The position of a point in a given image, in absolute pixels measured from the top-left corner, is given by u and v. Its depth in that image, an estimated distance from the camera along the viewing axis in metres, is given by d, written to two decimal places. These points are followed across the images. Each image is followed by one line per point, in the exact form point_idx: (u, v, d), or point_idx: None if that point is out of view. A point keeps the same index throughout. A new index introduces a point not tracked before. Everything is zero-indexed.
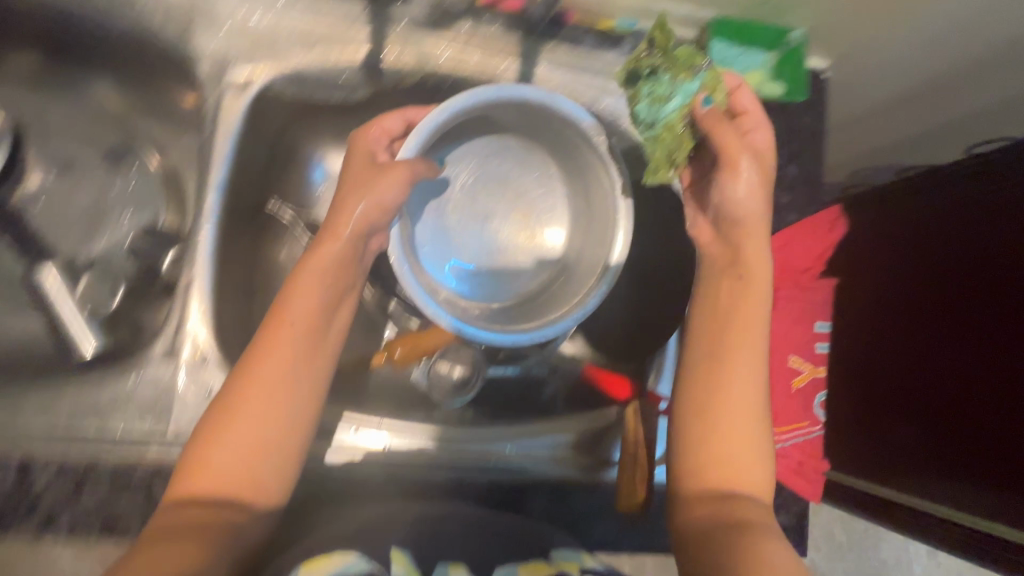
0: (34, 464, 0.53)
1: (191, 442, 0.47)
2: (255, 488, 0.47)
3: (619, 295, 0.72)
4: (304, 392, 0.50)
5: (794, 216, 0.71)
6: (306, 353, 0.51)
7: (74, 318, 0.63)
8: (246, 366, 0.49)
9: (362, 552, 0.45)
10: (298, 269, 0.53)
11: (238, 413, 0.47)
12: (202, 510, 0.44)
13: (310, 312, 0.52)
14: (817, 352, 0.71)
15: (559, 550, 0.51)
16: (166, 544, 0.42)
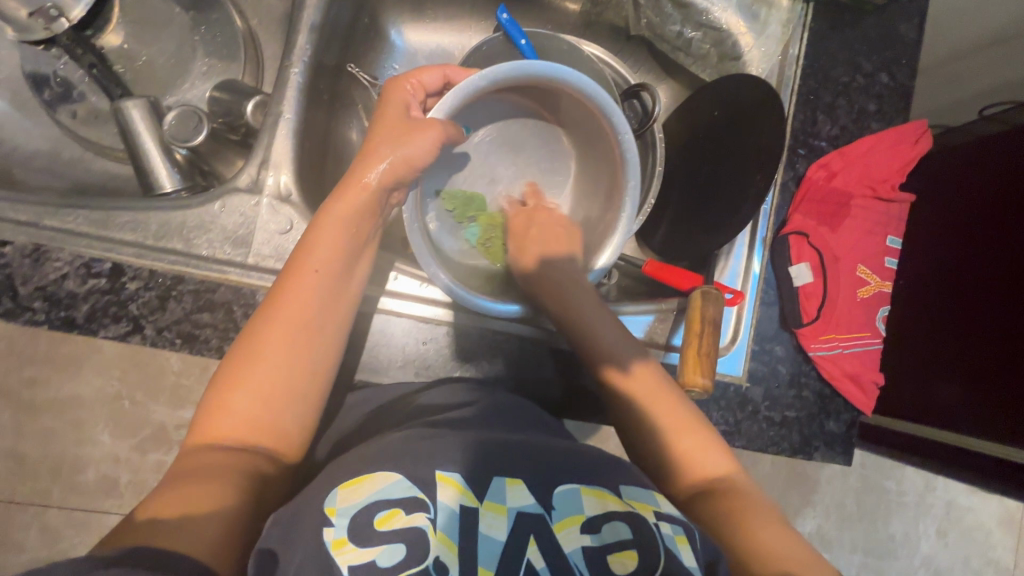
0: (125, 272, 0.54)
1: (210, 391, 0.45)
2: (280, 434, 0.45)
3: (692, 193, 0.71)
4: (325, 336, 0.48)
5: (877, 124, 0.72)
6: (330, 295, 0.49)
7: (152, 153, 0.64)
8: (268, 310, 0.47)
9: (405, 473, 0.42)
10: (321, 216, 0.51)
11: (265, 347, 0.46)
12: (225, 450, 0.43)
13: (332, 259, 0.49)
14: (886, 266, 0.73)
15: (632, 485, 0.46)
16: (195, 486, 0.40)
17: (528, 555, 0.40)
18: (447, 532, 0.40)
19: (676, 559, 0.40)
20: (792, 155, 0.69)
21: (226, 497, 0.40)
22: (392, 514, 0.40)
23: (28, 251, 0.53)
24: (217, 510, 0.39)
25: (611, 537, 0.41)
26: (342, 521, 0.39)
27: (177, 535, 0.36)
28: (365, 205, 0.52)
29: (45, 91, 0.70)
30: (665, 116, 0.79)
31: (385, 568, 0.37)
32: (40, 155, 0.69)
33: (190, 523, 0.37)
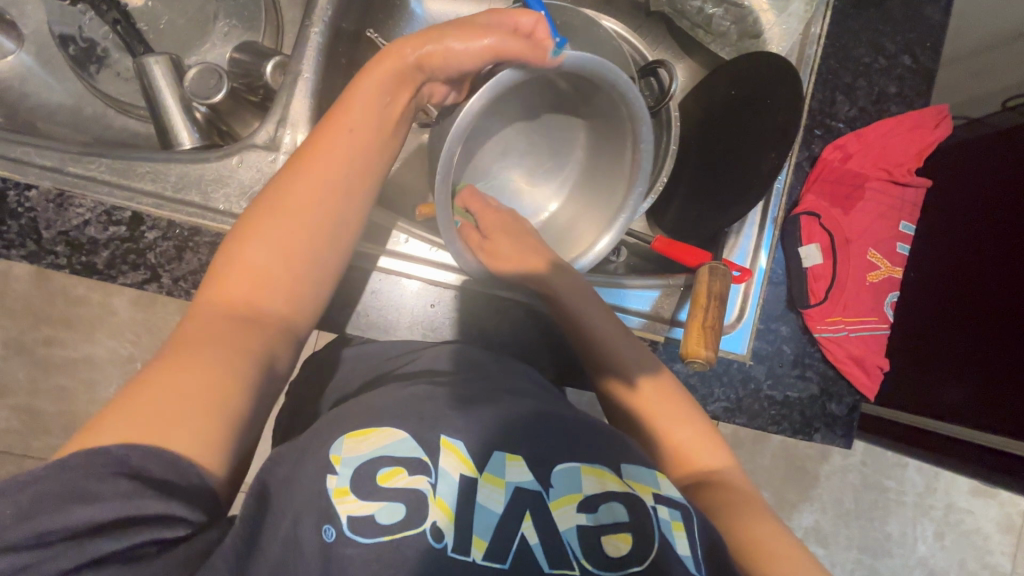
0: (144, 221, 0.56)
1: (220, 256, 0.45)
2: (288, 300, 0.44)
3: (705, 171, 0.71)
4: (338, 226, 0.48)
5: (897, 108, 0.71)
6: (357, 166, 0.49)
7: (172, 108, 0.65)
8: (295, 169, 0.47)
9: (410, 432, 0.42)
10: (356, 86, 0.50)
11: (287, 204, 0.45)
12: (228, 313, 0.41)
13: (365, 130, 0.49)
14: (897, 252, 0.72)
15: (633, 465, 0.46)
16: (197, 338, 0.39)
17: (523, 530, 0.40)
18: (445, 498, 0.40)
19: (671, 547, 0.41)
20: (807, 136, 0.70)
21: (231, 373, 0.38)
22: (395, 472, 0.40)
23: (52, 197, 0.54)
24: (222, 394, 0.37)
25: (607, 518, 0.42)
26: (345, 472, 0.39)
27: (183, 425, 0.35)
28: (390, 100, 0.51)
29: (71, 47, 0.70)
30: (682, 94, 0.79)
31: (383, 525, 0.38)
32: (63, 110, 0.70)
33: (193, 404, 0.35)
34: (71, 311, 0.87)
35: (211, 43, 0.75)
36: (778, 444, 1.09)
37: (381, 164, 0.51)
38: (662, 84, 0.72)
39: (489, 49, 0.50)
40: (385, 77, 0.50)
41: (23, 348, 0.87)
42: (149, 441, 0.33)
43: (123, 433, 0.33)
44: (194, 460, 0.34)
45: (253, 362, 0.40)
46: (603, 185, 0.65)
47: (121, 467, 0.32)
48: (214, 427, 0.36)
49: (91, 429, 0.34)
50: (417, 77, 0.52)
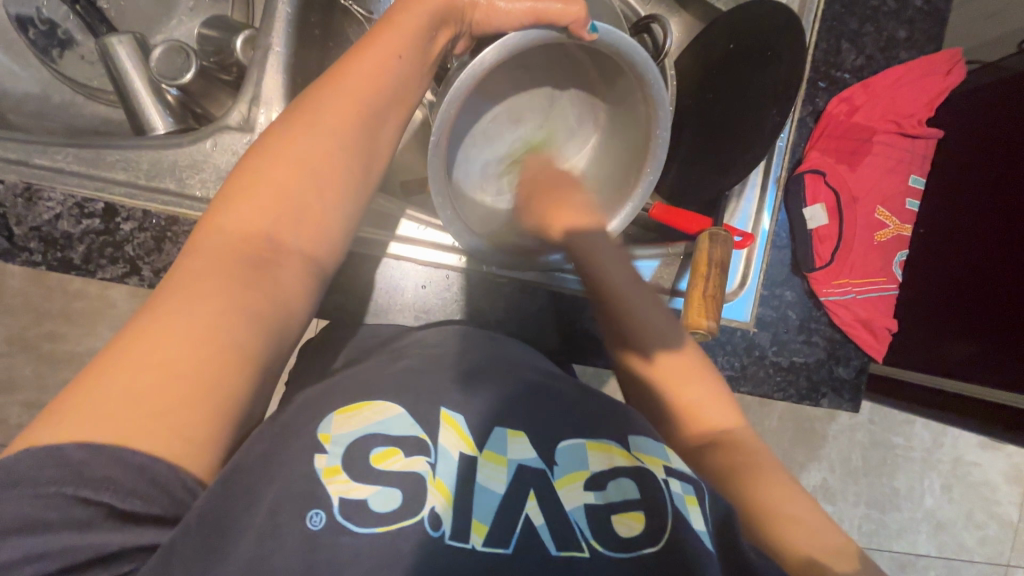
0: (119, 212, 0.53)
1: (225, 190, 0.40)
2: (304, 251, 0.40)
3: (705, 131, 0.67)
4: (353, 172, 0.43)
5: (906, 54, 0.67)
6: (378, 106, 0.44)
7: (140, 91, 0.61)
8: (308, 106, 0.42)
9: (408, 408, 0.41)
10: (386, 26, 0.46)
11: (302, 142, 0.41)
12: (232, 255, 0.37)
13: (386, 69, 0.45)
14: (907, 208, 0.70)
15: (640, 436, 0.45)
16: (195, 289, 0.35)
17: (528, 511, 0.39)
18: (444, 479, 0.39)
19: (684, 521, 0.40)
20: (810, 89, 0.66)
21: (230, 340, 0.34)
22: (390, 454, 0.38)
23: (20, 191, 0.52)
24: (215, 366, 0.33)
25: (617, 496, 0.41)
26: (336, 450, 0.37)
27: (158, 415, 0.31)
28: (423, 43, 0.47)
29: (30, 31, 0.67)
30: (678, 51, 0.74)
31: (378, 514, 0.36)
32: (31, 99, 0.66)
33: (176, 383, 0.32)
34: (70, 307, 0.86)
35: (178, 18, 0.71)
36: (786, 407, 1.09)
37: (399, 109, 0.47)
38: (656, 41, 0.67)
39: (530, 11, 0.49)
40: (422, 17, 0.47)
41: (25, 346, 0.86)
42: (112, 440, 0.30)
43: (90, 419, 0.30)
44: (162, 460, 0.31)
45: (257, 326, 0.36)
46: (620, 170, 0.62)
47: (76, 489, 0.29)
48: (199, 410, 0.32)
49: (62, 410, 0.31)
50: (459, 23, 0.50)
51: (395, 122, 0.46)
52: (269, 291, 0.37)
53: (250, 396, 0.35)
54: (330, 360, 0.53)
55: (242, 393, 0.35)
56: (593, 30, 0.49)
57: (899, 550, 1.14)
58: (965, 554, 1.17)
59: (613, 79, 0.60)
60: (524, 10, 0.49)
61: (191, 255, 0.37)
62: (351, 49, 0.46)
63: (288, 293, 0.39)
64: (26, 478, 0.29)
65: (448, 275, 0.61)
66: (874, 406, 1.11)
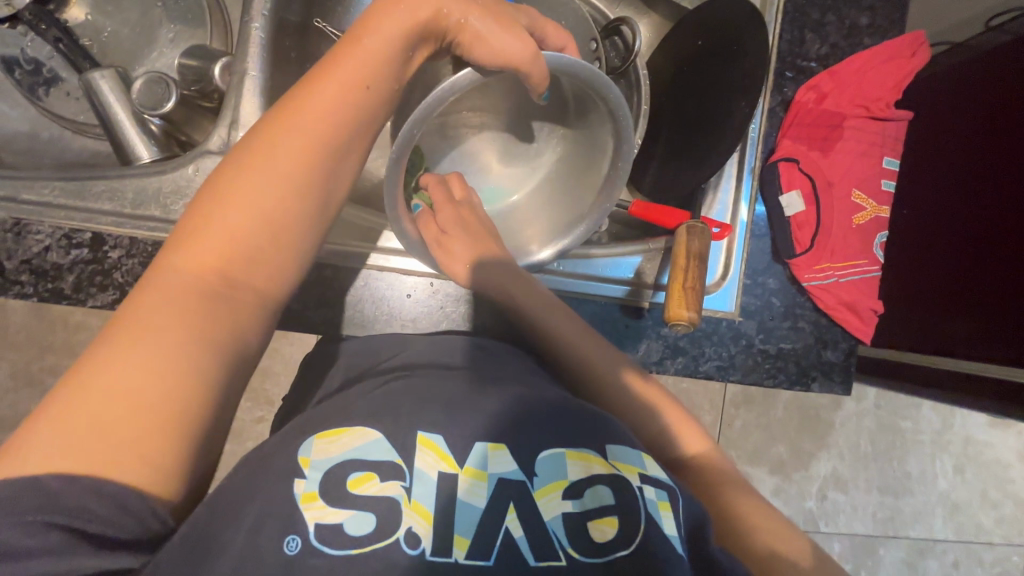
0: (106, 241, 0.55)
1: (179, 222, 0.40)
2: (261, 282, 0.40)
3: (679, 129, 0.68)
4: (311, 207, 0.42)
5: (870, 40, 0.68)
6: (335, 136, 0.43)
7: (123, 121, 0.63)
8: (264, 136, 0.41)
9: (385, 433, 0.41)
10: (349, 45, 0.44)
11: (255, 174, 0.40)
12: (185, 292, 0.37)
13: (345, 92, 0.43)
14: (883, 190, 0.70)
15: (617, 445, 0.45)
16: (149, 328, 0.35)
17: (506, 525, 0.40)
18: (421, 501, 0.40)
19: (656, 528, 0.41)
20: (778, 79, 0.67)
21: (182, 385, 0.35)
22: (367, 477, 0.39)
23: (10, 226, 0.54)
24: (169, 409, 0.34)
25: (593, 503, 0.41)
26: (314, 475, 0.38)
27: (114, 459, 0.32)
28: (391, 67, 0.45)
29: (16, 71, 0.68)
30: (648, 51, 0.76)
31: (352, 536, 0.37)
32: (20, 136, 0.68)
33: (130, 426, 0.33)
34: (72, 339, 0.87)
35: (159, 50, 0.73)
36: (789, 397, 1.08)
37: (363, 142, 0.45)
38: (627, 42, 0.68)
39: (498, 34, 0.46)
40: (395, 39, 0.44)
41: (30, 381, 0.87)
42: (75, 479, 0.31)
43: (47, 460, 0.31)
44: (134, 490, 0.32)
45: (211, 369, 0.36)
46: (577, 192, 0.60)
47: (55, 516, 0.30)
48: (154, 451, 0.33)
49: (19, 452, 0.31)
50: (437, 39, 0.46)
51: (359, 153, 0.45)
52: (224, 326, 0.38)
53: (208, 434, 0.36)
54: (323, 375, 0.54)
55: (197, 435, 0.35)
56: (555, 70, 0.49)
57: (915, 535, 1.13)
58: (983, 535, 1.16)
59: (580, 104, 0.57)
60: (506, 47, 0.44)
61: (145, 289, 0.37)
62: (310, 73, 0.44)
63: (243, 327, 0.39)
64: (3, 507, 0.30)
65: (432, 282, 0.62)
66: (878, 391, 1.11)
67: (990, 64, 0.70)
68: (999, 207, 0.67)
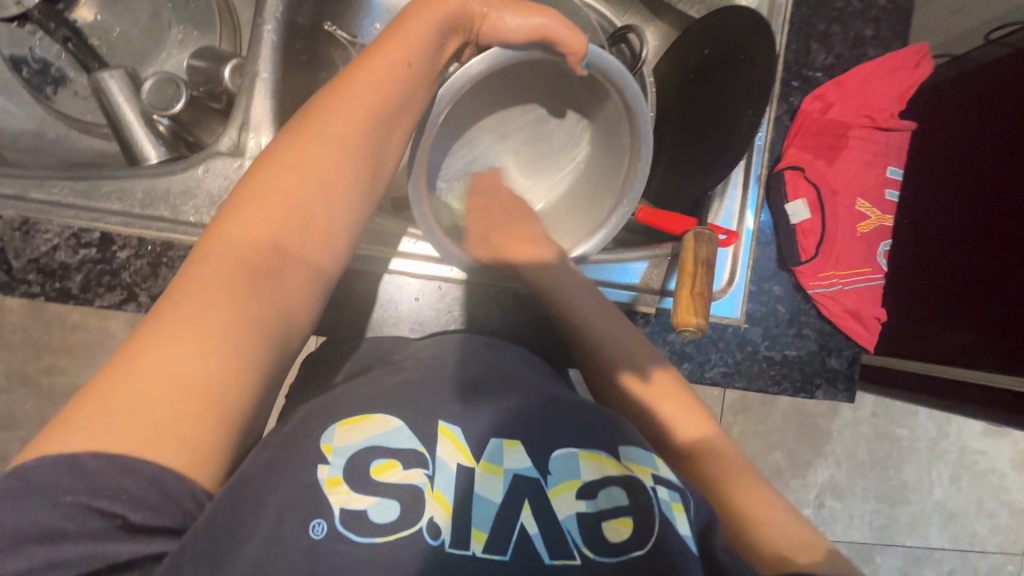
0: (114, 241, 0.56)
1: (234, 197, 0.41)
2: (312, 257, 0.41)
3: (686, 137, 0.69)
4: (362, 183, 0.44)
5: (875, 52, 0.69)
6: (382, 118, 0.45)
7: (131, 121, 0.63)
8: (316, 114, 0.43)
9: (407, 421, 0.41)
10: (396, 31, 0.47)
11: (309, 151, 0.41)
12: (241, 265, 0.38)
13: (391, 77, 0.45)
14: (887, 199, 0.71)
15: (632, 446, 0.44)
16: (205, 298, 0.36)
17: (522, 520, 0.40)
18: (443, 490, 0.40)
19: (670, 527, 0.40)
20: (784, 88, 0.68)
21: (238, 355, 0.35)
22: (389, 466, 0.39)
23: (17, 226, 0.54)
24: (223, 380, 0.34)
25: (606, 504, 0.41)
26: (337, 461, 0.38)
27: (164, 431, 0.32)
28: (432, 53, 0.48)
29: (23, 70, 0.68)
30: (655, 59, 0.76)
31: (377, 524, 0.37)
32: (26, 135, 0.68)
33: (180, 397, 0.33)
34: (70, 338, 0.87)
35: (168, 51, 0.73)
36: (788, 404, 1.09)
37: (407, 119, 0.47)
38: (633, 49, 0.69)
39: (538, 28, 0.49)
40: (433, 27, 0.47)
41: (27, 381, 0.86)
42: (124, 451, 0.31)
43: (97, 432, 0.31)
44: (173, 472, 0.32)
45: (266, 343, 0.37)
46: (599, 191, 0.62)
47: (92, 500, 0.30)
48: (204, 423, 0.33)
49: (69, 421, 0.31)
50: (468, 32, 0.51)
51: (401, 131, 0.47)
52: (275, 299, 0.38)
53: (256, 411, 0.36)
54: (329, 376, 0.54)
55: (246, 409, 0.35)
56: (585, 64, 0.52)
57: (912, 543, 1.13)
58: (978, 544, 1.16)
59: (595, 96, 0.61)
60: (534, 29, 0.49)
61: (196, 264, 0.38)
62: (361, 54, 0.46)
63: (293, 301, 0.39)
64: (42, 487, 0.30)
65: (441, 286, 0.62)
66: (876, 399, 1.11)
67: (994, 72, 0.71)
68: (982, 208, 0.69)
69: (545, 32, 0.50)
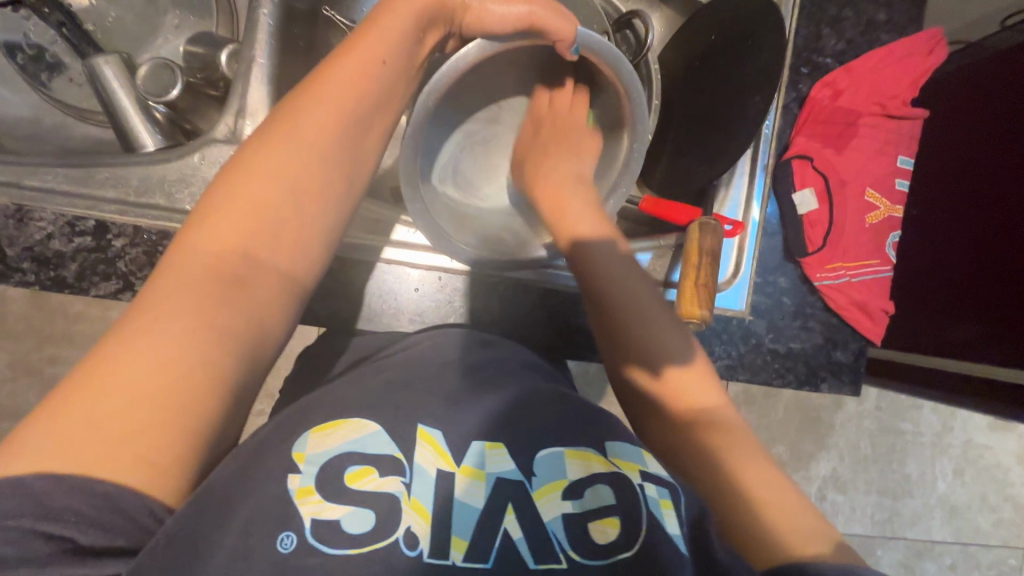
0: (110, 229, 0.55)
1: (201, 206, 0.39)
2: (284, 261, 0.40)
3: (691, 126, 0.67)
4: (335, 185, 0.42)
5: (886, 37, 0.67)
6: (356, 120, 0.43)
7: (126, 107, 0.62)
8: (285, 116, 0.42)
9: (384, 426, 0.41)
10: (368, 28, 0.46)
11: (277, 155, 0.40)
12: (208, 273, 0.37)
13: (362, 76, 0.44)
14: (897, 189, 0.70)
15: (618, 442, 0.44)
16: (168, 309, 0.35)
17: (506, 525, 0.39)
18: (421, 497, 0.39)
19: (660, 528, 0.39)
20: (793, 75, 0.66)
21: (202, 365, 0.34)
22: (363, 473, 0.39)
23: (11, 213, 0.53)
24: (185, 389, 0.33)
25: (593, 503, 0.40)
26: (309, 470, 0.38)
27: (123, 442, 0.31)
28: (409, 50, 0.47)
29: (19, 56, 0.67)
30: (661, 45, 0.74)
31: (349, 535, 0.36)
32: (22, 122, 0.67)
33: (136, 410, 0.32)
34: (71, 328, 0.86)
35: (164, 36, 0.72)
36: (791, 398, 1.08)
37: (384, 118, 0.46)
38: (639, 35, 0.67)
39: (525, 14, 0.49)
40: (410, 21, 0.46)
41: (28, 371, 0.86)
42: (80, 468, 0.30)
43: (51, 448, 0.30)
44: (127, 488, 0.31)
45: (233, 350, 0.36)
46: (598, 179, 0.62)
47: (69, 500, 0.29)
48: (164, 437, 0.32)
49: (25, 438, 0.30)
50: (449, 24, 0.50)
51: (378, 131, 0.46)
52: (243, 306, 0.37)
53: (222, 422, 0.35)
54: (323, 370, 0.53)
55: (213, 420, 0.34)
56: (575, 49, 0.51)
57: (913, 537, 1.13)
58: (981, 538, 1.16)
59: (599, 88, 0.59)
60: (519, 17, 0.49)
61: (165, 272, 0.37)
62: (333, 53, 0.45)
63: (262, 308, 0.38)
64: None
65: (441, 276, 0.61)
66: (880, 393, 1.10)
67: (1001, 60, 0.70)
68: (999, 200, 0.67)
69: (534, 20, 0.49)
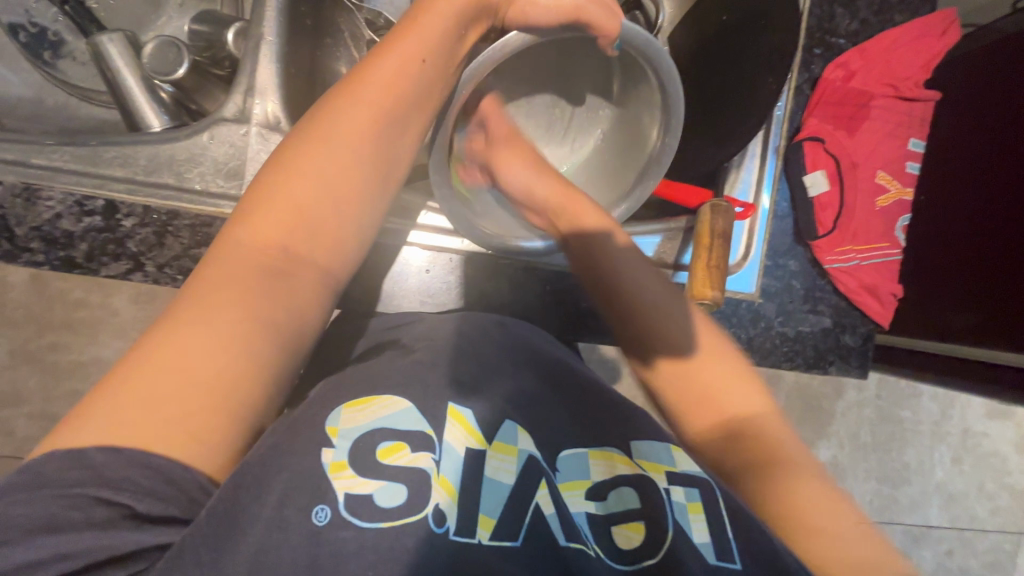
0: (118, 208, 0.54)
1: (244, 200, 0.39)
2: (324, 258, 0.39)
3: (703, 107, 0.67)
4: (372, 184, 0.41)
5: (900, 17, 0.67)
6: (395, 117, 0.42)
7: (131, 87, 0.61)
8: (325, 113, 0.41)
9: (416, 404, 0.40)
10: (411, 24, 0.44)
11: (316, 152, 0.39)
12: (251, 268, 0.36)
13: (403, 73, 0.43)
14: (907, 172, 0.69)
15: (643, 441, 0.45)
16: (212, 303, 0.35)
17: (538, 500, 0.39)
18: (449, 476, 0.38)
19: (687, 538, 0.39)
20: (806, 56, 0.66)
21: (247, 359, 0.34)
22: (395, 449, 0.38)
23: (19, 191, 0.53)
24: (230, 382, 0.33)
25: (617, 506, 0.41)
26: (342, 444, 0.37)
27: (169, 426, 0.31)
28: (450, 48, 0.45)
29: (20, 34, 0.66)
30: (671, 27, 0.74)
31: (382, 509, 0.35)
32: (25, 103, 0.66)
33: (187, 392, 0.32)
34: (74, 315, 0.86)
35: (167, 15, 0.71)
36: (794, 385, 1.08)
37: (424, 115, 0.45)
38: (651, 16, 0.66)
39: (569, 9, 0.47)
40: (451, 18, 0.45)
41: (32, 358, 0.85)
42: (132, 444, 0.30)
43: (118, 418, 0.31)
44: (182, 463, 0.31)
45: (277, 345, 0.36)
46: (623, 168, 0.60)
47: (97, 481, 0.29)
48: (213, 419, 0.32)
49: (77, 418, 0.31)
50: (491, 18, 0.48)
51: (416, 130, 0.44)
52: (284, 301, 0.37)
53: (265, 410, 0.35)
54: (336, 352, 0.52)
55: (255, 413, 0.34)
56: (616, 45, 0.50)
57: (911, 523, 1.14)
58: (977, 525, 1.17)
59: (630, 79, 0.58)
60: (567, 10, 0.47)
61: (209, 266, 0.37)
62: (374, 49, 0.44)
63: (302, 303, 0.38)
64: (50, 481, 0.29)
65: (452, 258, 0.61)
66: (880, 380, 1.11)
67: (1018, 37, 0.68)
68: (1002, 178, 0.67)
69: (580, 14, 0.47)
